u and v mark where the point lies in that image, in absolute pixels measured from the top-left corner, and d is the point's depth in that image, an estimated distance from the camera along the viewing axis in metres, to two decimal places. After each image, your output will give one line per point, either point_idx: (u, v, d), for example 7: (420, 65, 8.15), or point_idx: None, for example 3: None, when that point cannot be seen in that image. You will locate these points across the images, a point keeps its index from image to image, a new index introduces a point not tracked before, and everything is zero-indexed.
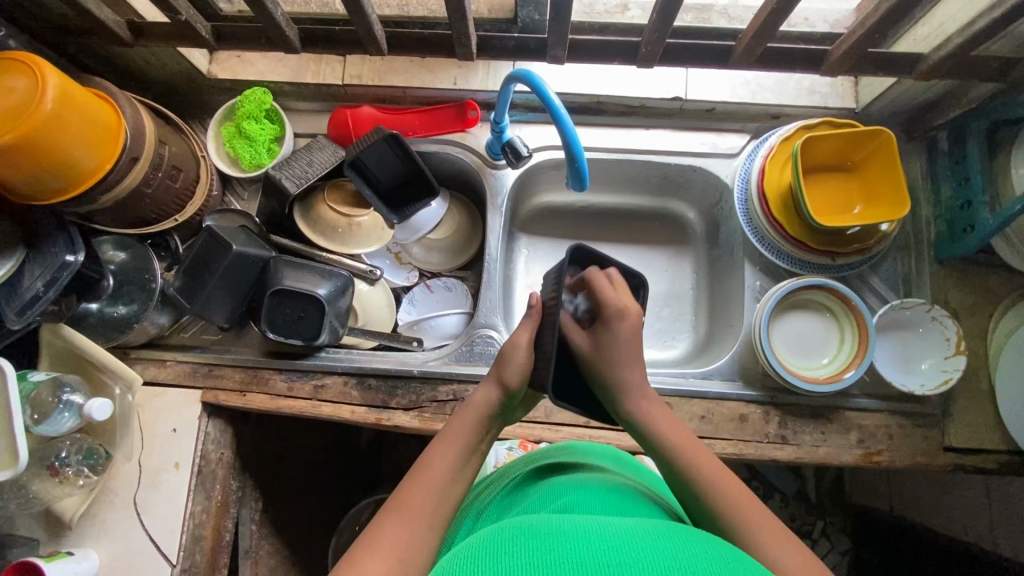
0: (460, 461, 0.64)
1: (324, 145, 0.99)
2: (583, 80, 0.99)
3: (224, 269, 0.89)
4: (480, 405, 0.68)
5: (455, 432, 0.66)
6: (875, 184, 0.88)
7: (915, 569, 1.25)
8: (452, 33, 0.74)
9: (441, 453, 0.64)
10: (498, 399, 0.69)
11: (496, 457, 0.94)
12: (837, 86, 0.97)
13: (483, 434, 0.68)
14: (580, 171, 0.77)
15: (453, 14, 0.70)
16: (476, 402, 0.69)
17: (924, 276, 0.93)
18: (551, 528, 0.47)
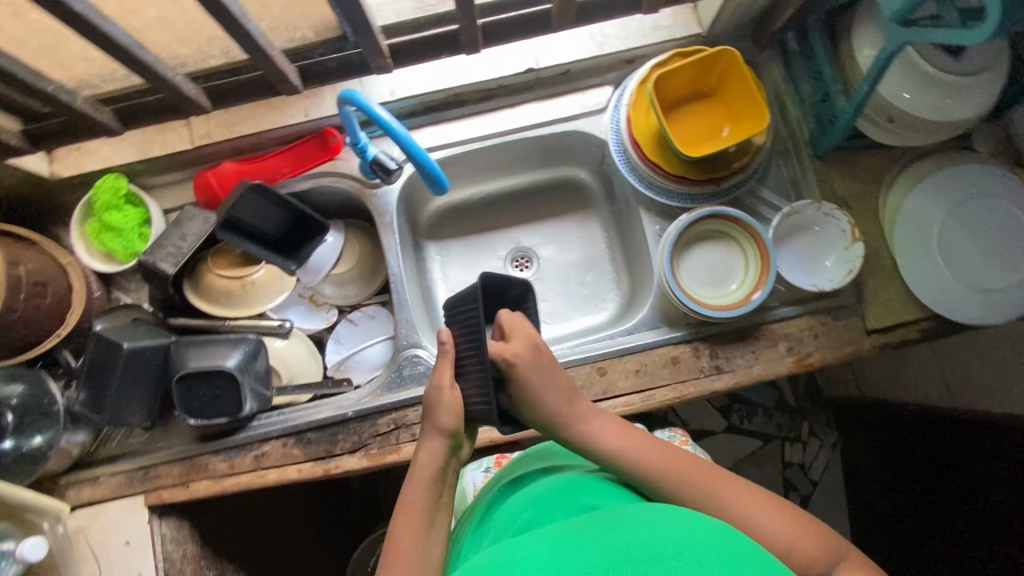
0: (430, 526, 0.63)
1: (194, 214, 0.95)
2: (435, 76, 0.97)
3: (123, 371, 0.87)
4: (429, 461, 0.66)
5: (417, 499, 0.64)
6: (735, 102, 0.88)
7: (896, 444, 1.30)
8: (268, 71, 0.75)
9: (409, 528, 0.62)
10: (445, 449, 0.66)
11: (473, 481, 0.92)
12: (678, 16, 0.97)
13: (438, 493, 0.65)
14: (436, 175, 0.83)
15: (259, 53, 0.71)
16: (426, 463, 0.66)
17: (809, 175, 0.95)
18: (547, 543, 0.49)
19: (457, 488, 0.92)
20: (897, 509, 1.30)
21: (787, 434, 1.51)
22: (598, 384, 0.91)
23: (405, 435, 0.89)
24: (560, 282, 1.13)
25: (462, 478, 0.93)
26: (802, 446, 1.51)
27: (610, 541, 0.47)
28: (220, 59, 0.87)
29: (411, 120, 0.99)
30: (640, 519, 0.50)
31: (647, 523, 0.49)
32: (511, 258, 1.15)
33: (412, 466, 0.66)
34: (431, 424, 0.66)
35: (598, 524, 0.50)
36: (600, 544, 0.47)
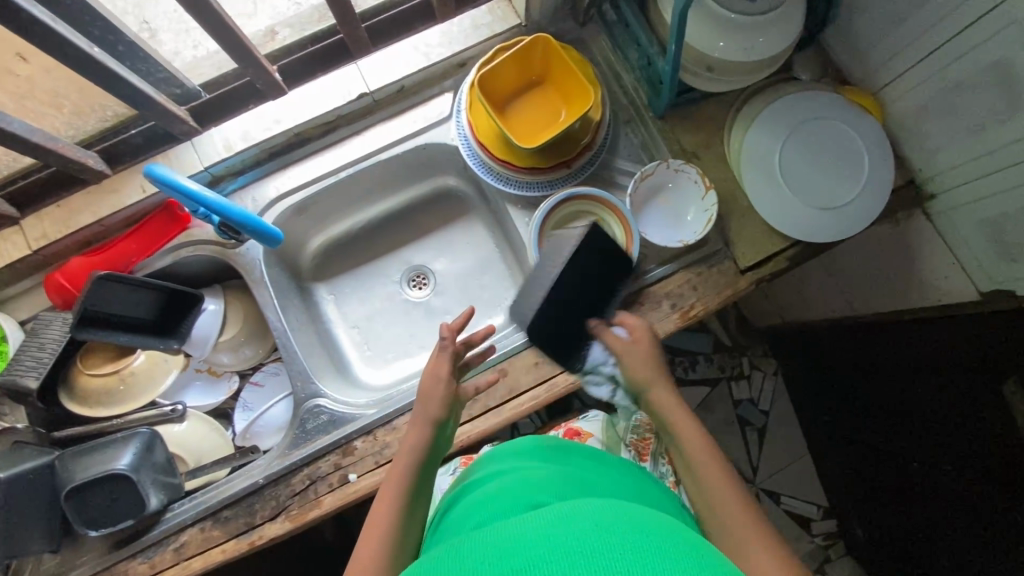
0: (410, 507, 0.68)
1: (49, 320, 0.90)
2: (270, 122, 0.95)
3: (5, 502, 0.81)
4: (416, 445, 0.74)
5: (399, 477, 0.70)
6: (563, 84, 0.90)
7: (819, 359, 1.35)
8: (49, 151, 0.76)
9: (386, 501, 0.67)
10: (432, 437, 0.75)
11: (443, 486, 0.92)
12: (496, 11, 0.97)
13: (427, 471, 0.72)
14: (268, 233, 0.88)
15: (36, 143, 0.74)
16: (410, 447, 0.73)
17: (656, 136, 0.97)
18: (496, 535, 0.47)
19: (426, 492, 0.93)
20: (840, 421, 1.33)
21: (730, 373, 1.56)
22: (502, 387, 0.91)
23: (323, 488, 0.87)
24: (460, 291, 1.13)
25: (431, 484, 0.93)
26: (745, 381, 1.56)
27: (559, 521, 0.47)
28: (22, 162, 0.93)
29: (256, 171, 0.97)
30: (584, 504, 0.50)
31: (596, 509, 0.49)
32: (406, 279, 1.15)
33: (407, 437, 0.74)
34: (423, 412, 0.76)
35: (545, 512, 0.49)
36: (549, 526, 0.46)
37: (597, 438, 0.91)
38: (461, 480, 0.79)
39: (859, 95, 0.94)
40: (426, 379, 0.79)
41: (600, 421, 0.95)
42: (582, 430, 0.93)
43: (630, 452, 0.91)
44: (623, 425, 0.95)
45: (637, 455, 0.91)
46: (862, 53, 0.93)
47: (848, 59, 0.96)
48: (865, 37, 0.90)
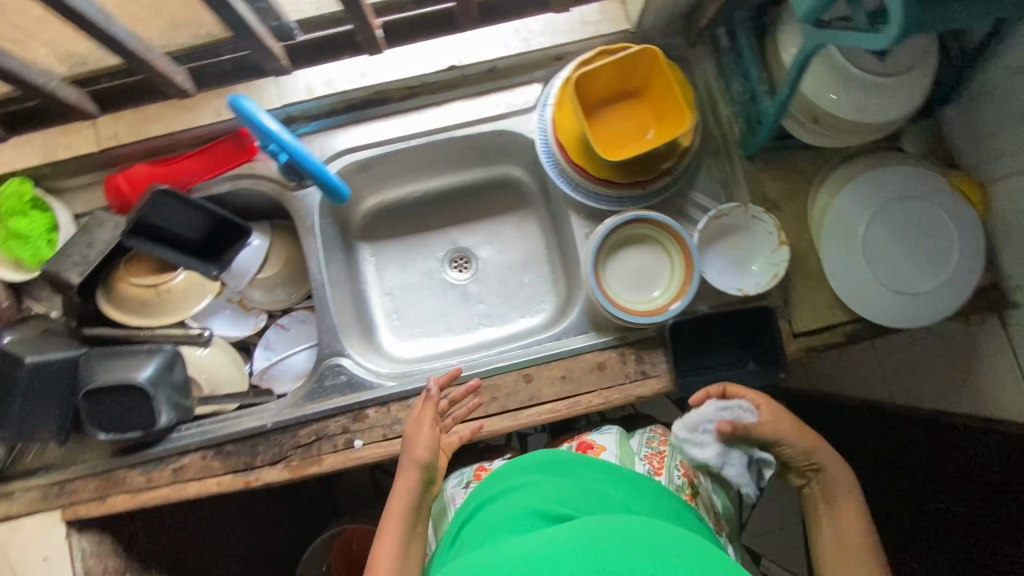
0: (405, 548, 0.76)
1: (103, 221, 0.91)
2: (356, 74, 0.93)
3: (27, 385, 0.83)
4: (406, 490, 0.79)
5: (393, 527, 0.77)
6: (659, 103, 0.86)
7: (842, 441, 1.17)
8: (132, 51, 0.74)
9: (387, 543, 0.76)
10: (419, 482, 0.80)
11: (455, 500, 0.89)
12: (607, 11, 0.93)
13: (415, 514, 0.79)
14: (336, 187, 0.89)
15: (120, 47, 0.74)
16: (402, 493, 0.79)
17: (739, 176, 0.93)
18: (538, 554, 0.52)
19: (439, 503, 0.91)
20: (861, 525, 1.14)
21: None
22: (523, 392, 0.90)
23: (328, 446, 0.88)
24: (500, 283, 1.12)
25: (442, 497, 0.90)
26: None
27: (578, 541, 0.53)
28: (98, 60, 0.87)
29: (331, 120, 0.96)
30: (597, 522, 0.55)
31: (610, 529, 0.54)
32: (448, 259, 1.13)
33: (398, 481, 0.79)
34: (409, 459, 0.80)
35: (570, 529, 0.55)
36: (559, 547, 0.53)
37: (610, 453, 0.86)
38: (474, 494, 0.80)
39: (965, 182, 0.89)
40: (410, 432, 0.82)
41: (614, 434, 0.89)
42: (595, 443, 0.88)
43: (644, 468, 0.85)
44: (636, 440, 0.89)
45: (648, 471, 0.85)
46: (981, 141, 0.87)
47: (963, 143, 0.90)
48: (987, 125, 0.85)
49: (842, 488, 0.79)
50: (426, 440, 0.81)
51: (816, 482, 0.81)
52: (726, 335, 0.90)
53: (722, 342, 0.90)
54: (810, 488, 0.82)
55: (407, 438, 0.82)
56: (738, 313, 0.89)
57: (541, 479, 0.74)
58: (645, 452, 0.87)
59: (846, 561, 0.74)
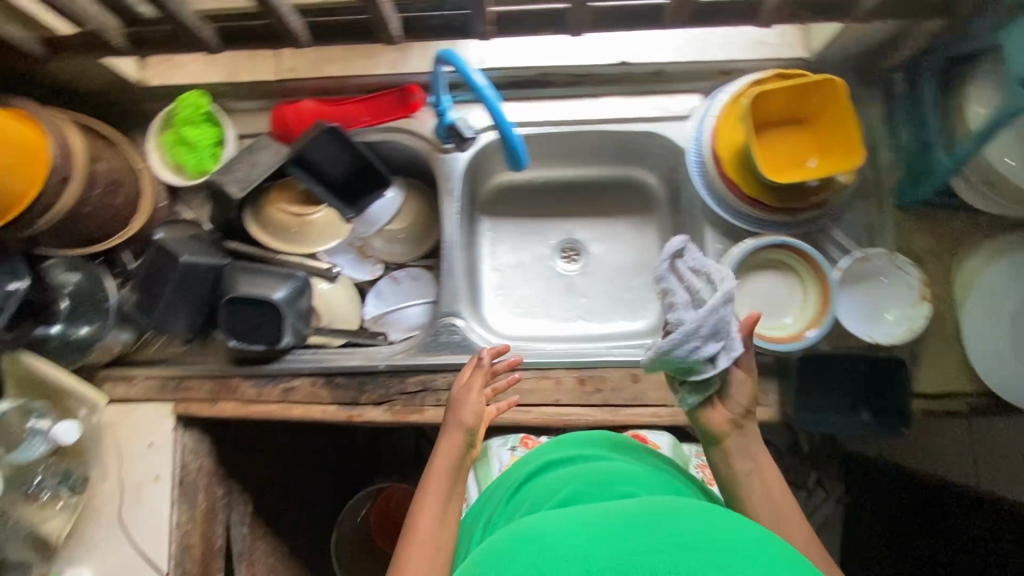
0: (443, 510, 0.70)
1: (267, 144, 0.95)
2: (527, 53, 0.96)
3: (176, 281, 0.88)
4: (449, 451, 0.75)
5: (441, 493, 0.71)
6: (827, 134, 0.85)
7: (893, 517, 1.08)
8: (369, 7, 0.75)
9: (427, 507, 0.69)
10: (463, 446, 0.76)
11: (501, 458, 0.92)
12: (786, 36, 0.93)
13: (456, 479, 0.73)
14: (518, 153, 0.75)
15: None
16: (446, 452, 0.75)
17: (886, 224, 0.92)
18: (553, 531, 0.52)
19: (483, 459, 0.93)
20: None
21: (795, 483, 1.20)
22: (628, 391, 0.90)
23: (431, 399, 0.91)
24: (606, 281, 1.12)
25: (488, 453, 0.93)
26: None
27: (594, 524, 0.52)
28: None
29: (491, 92, 0.99)
30: (629, 509, 0.54)
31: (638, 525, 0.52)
32: (560, 248, 1.14)
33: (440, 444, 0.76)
34: (454, 421, 0.78)
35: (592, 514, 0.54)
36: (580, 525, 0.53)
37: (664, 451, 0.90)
38: (509, 477, 0.79)
39: None
40: (458, 399, 0.80)
41: (667, 437, 0.93)
42: (649, 439, 0.92)
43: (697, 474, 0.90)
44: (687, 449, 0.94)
45: (701, 478, 0.91)
46: None
47: None
48: None
49: (758, 444, 0.74)
50: (473, 404, 0.79)
51: (738, 434, 0.74)
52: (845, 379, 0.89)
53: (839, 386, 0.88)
54: (727, 440, 0.74)
55: (454, 402, 0.80)
56: (863, 358, 0.88)
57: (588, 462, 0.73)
58: (697, 460, 0.93)
59: (782, 523, 0.67)
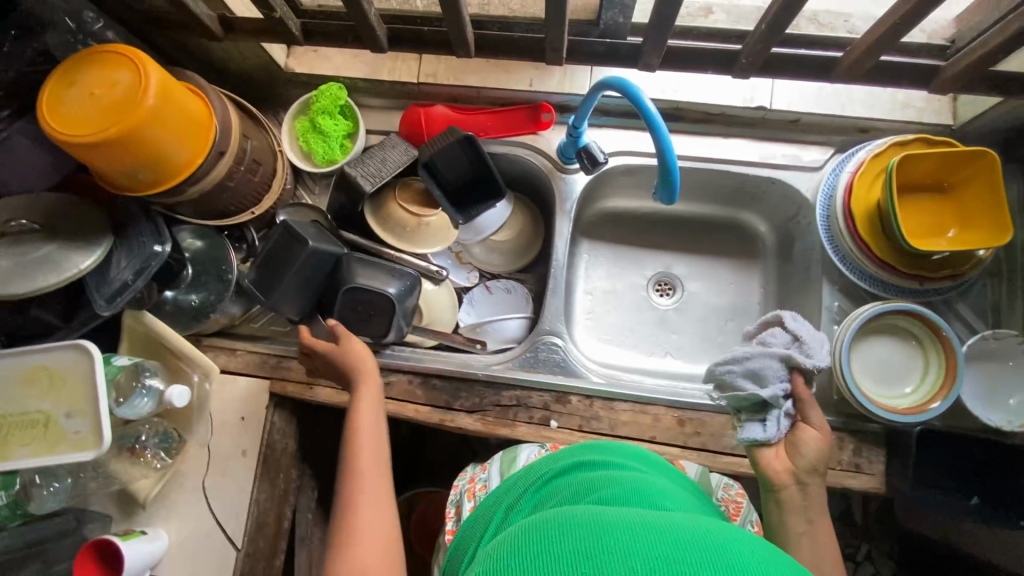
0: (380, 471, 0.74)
1: (396, 143, 0.98)
2: (664, 86, 0.96)
3: (298, 264, 0.89)
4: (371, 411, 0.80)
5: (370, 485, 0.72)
6: (972, 206, 0.83)
7: None
8: (547, 37, 0.77)
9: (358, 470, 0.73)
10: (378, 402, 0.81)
11: (526, 455, 0.81)
12: (932, 101, 0.92)
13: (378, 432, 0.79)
14: (671, 184, 0.76)
15: (551, 20, 0.73)
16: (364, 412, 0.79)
17: (1016, 305, 0.88)
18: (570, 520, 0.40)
19: (508, 456, 0.82)
20: None
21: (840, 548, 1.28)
22: (727, 439, 0.88)
23: (524, 415, 0.90)
24: (700, 320, 1.09)
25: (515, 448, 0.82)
26: None
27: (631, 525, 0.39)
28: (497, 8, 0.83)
29: (619, 120, 1.00)
30: (651, 517, 0.40)
31: (652, 527, 0.39)
32: (654, 280, 1.13)
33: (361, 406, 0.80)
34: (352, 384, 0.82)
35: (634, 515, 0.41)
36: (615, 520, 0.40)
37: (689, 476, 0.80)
38: (519, 477, 0.62)
39: None
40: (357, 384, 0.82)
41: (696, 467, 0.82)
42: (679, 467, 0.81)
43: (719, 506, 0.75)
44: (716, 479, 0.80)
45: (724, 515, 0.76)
46: None
47: None
48: None
49: (818, 505, 0.68)
50: (359, 355, 0.84)
51: (798, 489, 0.69)
52: (967, 462, 0.82)
53: (959, 466, 0.82)
54: (784, 491, 0.69)
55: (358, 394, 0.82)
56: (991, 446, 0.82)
57: (609, 465, 0.57)
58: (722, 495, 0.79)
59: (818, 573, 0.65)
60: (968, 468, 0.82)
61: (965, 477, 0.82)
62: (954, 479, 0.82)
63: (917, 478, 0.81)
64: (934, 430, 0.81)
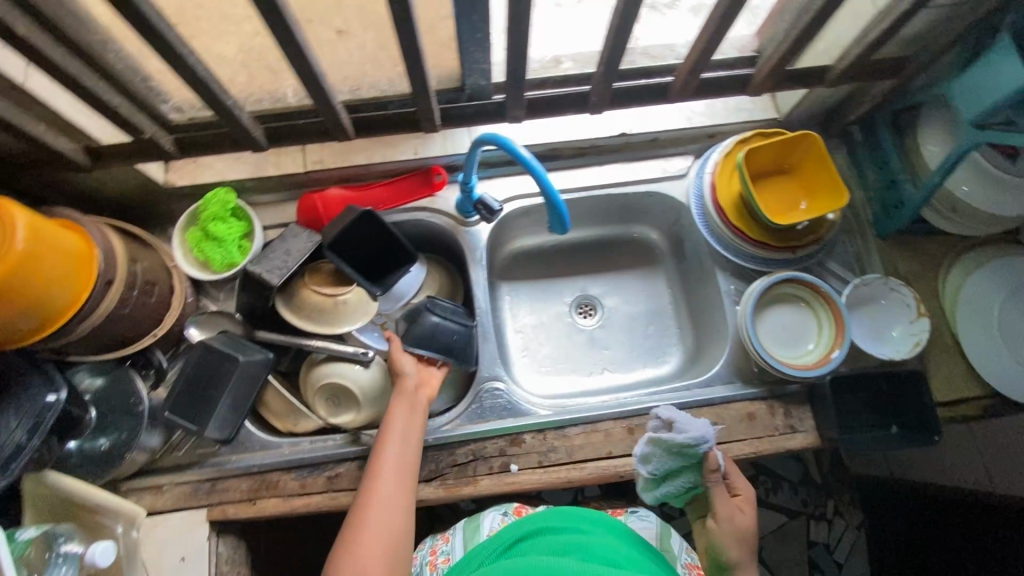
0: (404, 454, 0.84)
1: (297, 232, 0.98)
2: (535, 132, 1.06)
3: (227, 383, 0.87)
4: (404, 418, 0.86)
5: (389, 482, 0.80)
6: (812, 180, 0.97)
7: None
8: (418, 109, 0.83)
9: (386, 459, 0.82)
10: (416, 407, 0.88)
11: (490, 524, 0.87)
12: (757, 102, 1.08)
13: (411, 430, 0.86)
14: (561, 216, 0.83)
15: (418, 95, 0.80)
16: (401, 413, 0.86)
17: (872, 252, 1.03)
18: None
19: (471, 524, 0.88)
20: None
21: (812, 511, 1.34)
22: None
23: (483, 468, 0.90)
24: (625, 331, 1.16)
25: (478, 517, 0.89)
26: None
27: None
28: (368, 92, 0.89)
29: (505, 168, 1.07)
30: None
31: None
32: (576, 305, 1.18)
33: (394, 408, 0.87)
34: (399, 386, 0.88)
35: None
36: None
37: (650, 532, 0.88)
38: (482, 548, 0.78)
39: None
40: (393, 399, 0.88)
41: (654, 523, 0.89)
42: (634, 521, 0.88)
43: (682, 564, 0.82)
44: (676, 540, 0.89)
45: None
46: None
47: None
48: None
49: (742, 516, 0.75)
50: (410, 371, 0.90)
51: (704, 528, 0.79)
52: (865, 398, 0.91)
53: (867, 406, 0.91)
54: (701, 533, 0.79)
55: (382, 429, 0.85)
56: (888, 379, 0.91)
57: (562, 531, 0.74)
58: (685, 559, 0.87)
59: None
60: (874, 402, 0.91)
61: (874, 408, 0.91)
62: (863, 413, 0.90)
63: (832, 421, 0.89)
64: (843, 376, 0.90)
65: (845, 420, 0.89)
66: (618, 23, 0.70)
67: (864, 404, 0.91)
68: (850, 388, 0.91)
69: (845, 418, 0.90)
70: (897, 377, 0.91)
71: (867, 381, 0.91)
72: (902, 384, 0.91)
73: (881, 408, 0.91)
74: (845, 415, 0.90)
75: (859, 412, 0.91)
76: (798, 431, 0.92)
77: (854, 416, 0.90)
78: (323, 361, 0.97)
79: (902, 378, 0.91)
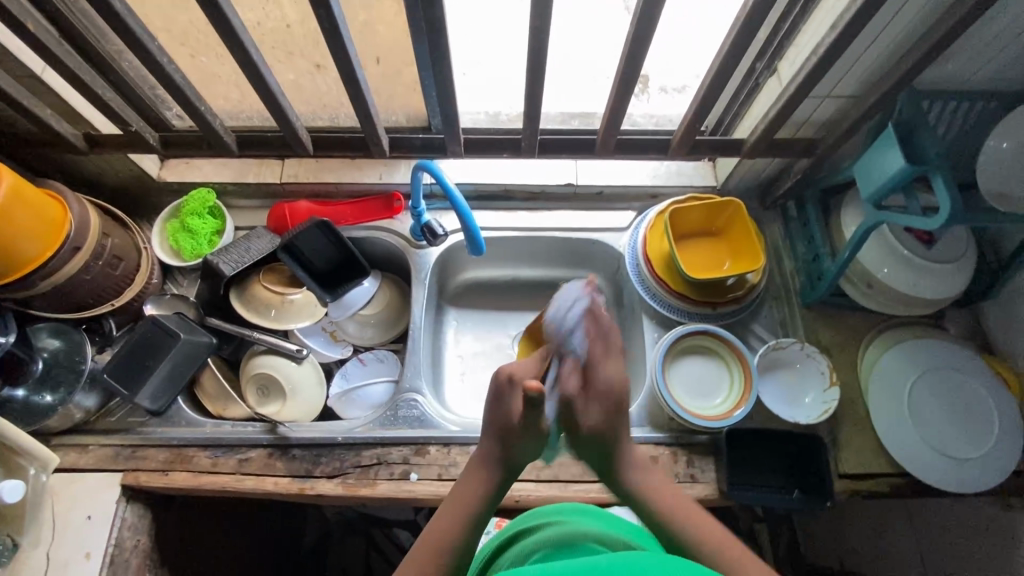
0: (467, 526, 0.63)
1: (262, 234, 1.08)
2: (490, 173, 1.16)
3: (166, 357, 0.95)
4: (481, 480, 0.67)
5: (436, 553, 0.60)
6: (737, 243, 1.03)
7: None
8: (366, 135, 0.94)
9: (445, 520, 0.63)
10: (498, 468, 0.68)
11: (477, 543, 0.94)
12: (699, 169, 1.17)
13: (483, 492, 0.66)
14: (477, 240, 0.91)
15: (365, 123, 0.91)
16: (478, 474, 0.67)
17: (797, 319, 1.06)
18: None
19: None
20: None
21: None
22: (576, 468, 0.95)
23: (384, 473, 0.93)
24: None
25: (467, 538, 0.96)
26: None
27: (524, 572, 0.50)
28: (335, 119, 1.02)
29: None
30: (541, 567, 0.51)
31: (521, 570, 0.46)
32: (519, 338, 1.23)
33: (473, 461, 0.69)
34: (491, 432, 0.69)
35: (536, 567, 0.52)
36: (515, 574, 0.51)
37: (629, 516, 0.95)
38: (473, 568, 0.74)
39: (1003, 369, 0.96)
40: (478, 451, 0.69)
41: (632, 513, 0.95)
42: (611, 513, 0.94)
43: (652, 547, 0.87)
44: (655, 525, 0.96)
45: None
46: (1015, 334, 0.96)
47: (1001, 337, 0.99)
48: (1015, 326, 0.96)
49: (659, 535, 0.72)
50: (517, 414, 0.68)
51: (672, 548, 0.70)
52: (761, 458, 0.93)
53: (767, 467, 0.93)
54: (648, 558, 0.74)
55: (455, 487, 0.67)
56: (792, 442, 0.93)
57: (533, 536, 0.69)
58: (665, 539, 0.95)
59: None
60: (773, 460, 0.93)
61: (772, 469, 0.93)
62: (761, 474, 0.92)
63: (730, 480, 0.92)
64: (742, 432, 0.93)
65: (740, 476, 0.92)
66: (529, 91, 0.82)
67: (764, 465, 0.93)
68: (747, 447, 0.93)
69: (739, 475, 0.92)
70: (794, 441, 0.93)
71: (761, 441, 0.93)
72: (800, 447, 0.92)
73: (781, 468, 0.93)
74: (742, 477, 0.92)
75: (758, 471, 0.93)
76: (699, 481, 0.93)
77: (757, 477, 0.92)
78: (262, 353, 1.05)
79: (803, 443, 0.92)
